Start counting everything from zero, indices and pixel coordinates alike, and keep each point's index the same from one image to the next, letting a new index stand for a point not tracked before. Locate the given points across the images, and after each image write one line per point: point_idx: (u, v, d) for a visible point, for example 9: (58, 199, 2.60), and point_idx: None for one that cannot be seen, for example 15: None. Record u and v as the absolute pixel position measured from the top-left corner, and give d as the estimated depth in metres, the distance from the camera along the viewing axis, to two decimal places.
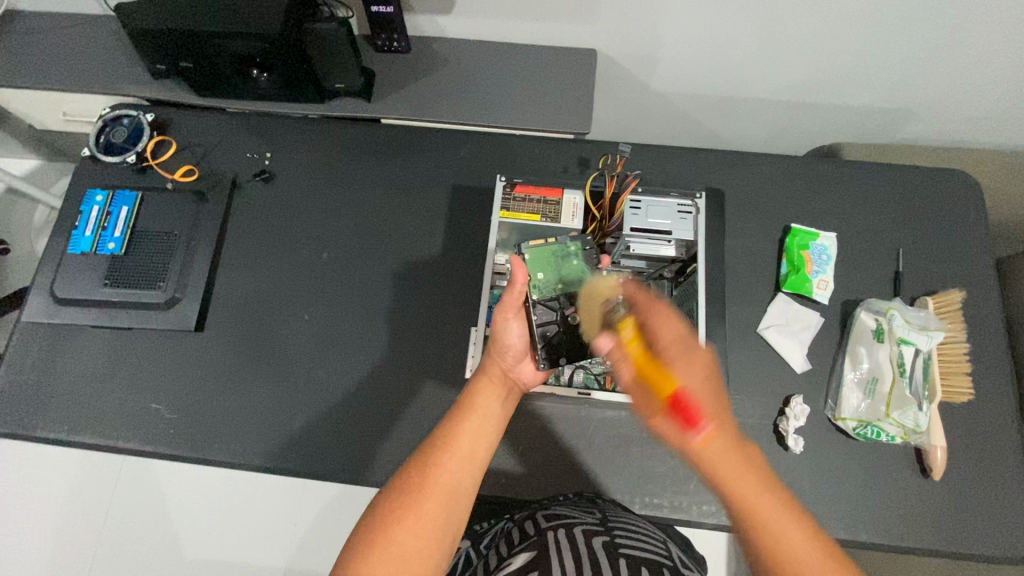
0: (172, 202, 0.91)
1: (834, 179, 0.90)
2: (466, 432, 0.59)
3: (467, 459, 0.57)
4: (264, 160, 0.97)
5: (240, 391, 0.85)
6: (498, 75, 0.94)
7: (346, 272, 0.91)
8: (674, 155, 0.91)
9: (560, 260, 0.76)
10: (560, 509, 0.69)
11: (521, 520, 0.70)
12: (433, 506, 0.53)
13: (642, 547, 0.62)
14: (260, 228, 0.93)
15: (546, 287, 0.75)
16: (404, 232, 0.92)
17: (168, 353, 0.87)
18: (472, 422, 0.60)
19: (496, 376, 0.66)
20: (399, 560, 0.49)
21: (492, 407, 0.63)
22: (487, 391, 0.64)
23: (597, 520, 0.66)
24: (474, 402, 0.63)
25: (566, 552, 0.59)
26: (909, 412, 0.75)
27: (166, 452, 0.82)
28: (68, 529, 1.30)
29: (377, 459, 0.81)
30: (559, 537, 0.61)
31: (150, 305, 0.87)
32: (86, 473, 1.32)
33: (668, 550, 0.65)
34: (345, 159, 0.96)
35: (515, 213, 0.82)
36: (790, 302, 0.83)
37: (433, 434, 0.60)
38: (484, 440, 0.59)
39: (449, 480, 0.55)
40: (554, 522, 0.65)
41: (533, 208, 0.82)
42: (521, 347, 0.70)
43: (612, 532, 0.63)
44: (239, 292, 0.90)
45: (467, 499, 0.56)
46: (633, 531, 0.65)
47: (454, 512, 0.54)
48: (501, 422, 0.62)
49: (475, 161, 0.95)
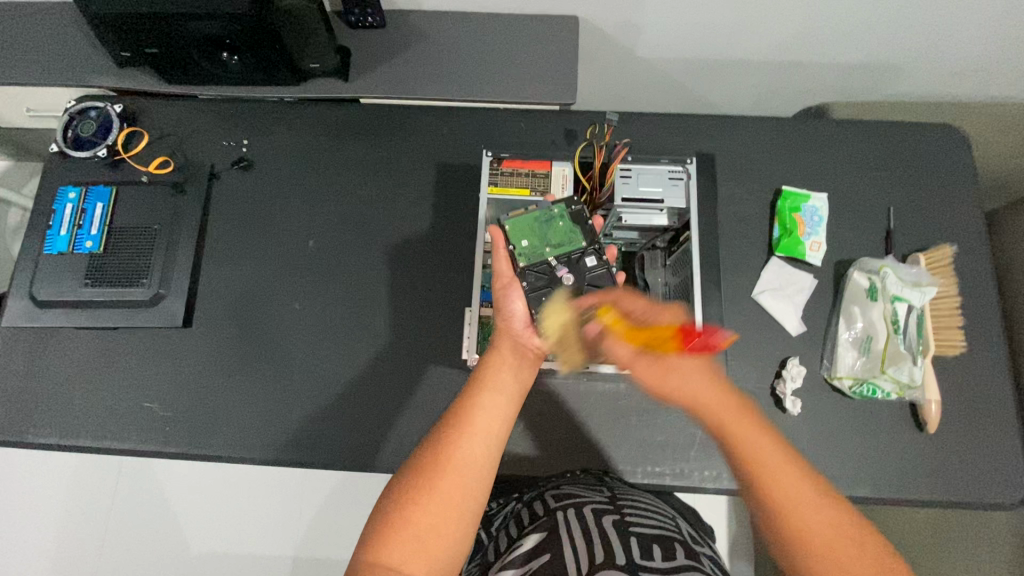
0: (148, 196, 0.88)
1: (823, 139, 0.89)
2: (481, 411, 0.58)
3: (484, 437, 0.57)
4: (241, 148, 0.93)
5: (235, 385, 0.84)
6: (479, 50, 0.92)
7: (334, 257, 0.89)
8: (663, 122, 0.89)
9: (544, 225, 0.73)
10: (569, 489, 0.71)
11: (529, 500, 0.73)
12: (447, 486, 0.54)
13: (652, 524, 0.63)
14: (241, 219, 0.91)
15: (534, 255, 0.72)
16: (390, 214, 0.90)
17: (157, 350, 0.85)
18: (483, 398, 0.59)
19: (506, 347, 0.65)
20: (415, 541, 0.51)
21: (504, 378, 0.61)
22: (496, 364, 0.63)
23: (606, 498, 0.68)
24: (484, 378, 0.61)
25: (574, 531, 0.61)
26: (904, 367, 0.76)
27: (164, 451, 0.81)
28: (72, 531, 1.29)
29: (379, 445, 0.81)
30: (565, 516, 0.64)
31: (134, 303, 0.84)
32: (83, 476, 1.32)
33: (678, 526, 0.67)
34: (325, 142, 0.94)
35: (504, 189, 0.79)
36: (783, 265, 0.83)
37: (446, 416, 0.59)
38: (499, 413, 0.58)
39: (460, 459, 0.55)
40: (563, 501, 0.67)
41: (522, 182, 0.79)
42: (524, 314, 0.68)
43: (622, 511, 0.65)
44: (225, 284, 0.88)
45: (484, 478, 0.56)
46: (643, 508, 0.67)
47: (469, 492, 0.54)
48: (518, 396, 0.61)
49: (460, 138, 0.93)
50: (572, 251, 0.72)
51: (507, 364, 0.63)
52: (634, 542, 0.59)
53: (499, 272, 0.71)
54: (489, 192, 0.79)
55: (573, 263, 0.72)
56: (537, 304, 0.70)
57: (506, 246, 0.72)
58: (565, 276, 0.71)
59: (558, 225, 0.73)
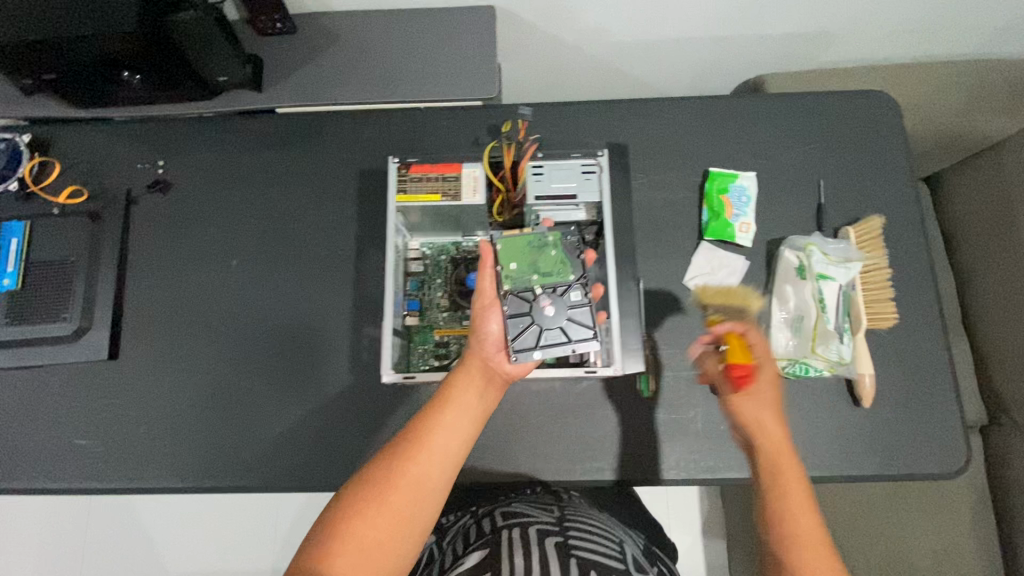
0: (61, 226, 0.85)
1: (750, 115, 0.87)
2: (442, 428, 0.60)
3: (443, 456, 0.59)
4: (158, 169, 0.90)
5: (167, 414, 0.82)
6: (391, 47, 0.89)
7: (261, 275, 0.87)
8: (585, 109, 0.87)
9: (537, 251, 0.71)
10: (519, 512, 0.73)
11: (481, 523, 0.75)
12: (396, 500, 0.56)
13: (596, 546, 0.65)
14: (163, 243, 0.88)
15: (520, 278, 0.70)
16: (315, 226, 0.88)
17: (84, 385, 0.83)
18: (441, 420, 0.61)
19: (474, 367, 0.65)
20: (357, 550, 0.53)
21: (467, 401, 0.62)
22: (462, 382, 0.64)
23: (552, 521, 0.70)
24: (449, 395, 0.62)
25: (516, 548, 0.63)
26: (833, 345, 0.74)
27: (98, 486, 0.80)
28: (60, 562, 1.37)
29: (317, 462, 0.80)
30: (511, 537, 0.66)
31: (56, 339, 0.82)
32: (64, 509, 1.40)
33: (622, 551, 0.68)
34: (244, 156, 0.91)
35: (414, 196, 0.76)
36: (714, 249, 0.82)
37: (409, 429, 0.60)
38: (457, 434, 0.60)
39: (414, 476, 0.57)
40: (511, 523, 0.70)
41: (433, 188, 0.76)
42: (500, 336, 0.69)
43: (566, 534, 0.67)
44: (151, 313, 0.86)
45: (433, 498, 0.57)
46: (588, 531, 0.69)
47: (419, 508, 0.56)
48: (478, 419, 0.62)
49: (382, 141, 0.91)
50: (558, 282, 0.70)
51: (475, 388, 0.64)
52: (573, 563, 0.61)
53: (483, 291, 0.70)
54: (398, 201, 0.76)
55: (557, 294, 0.70)
56: (514, 330, 0.68)
57: (493, 264, 0.70)
58: (546, 307, 0.69)
59: (549, 255, 0.71)
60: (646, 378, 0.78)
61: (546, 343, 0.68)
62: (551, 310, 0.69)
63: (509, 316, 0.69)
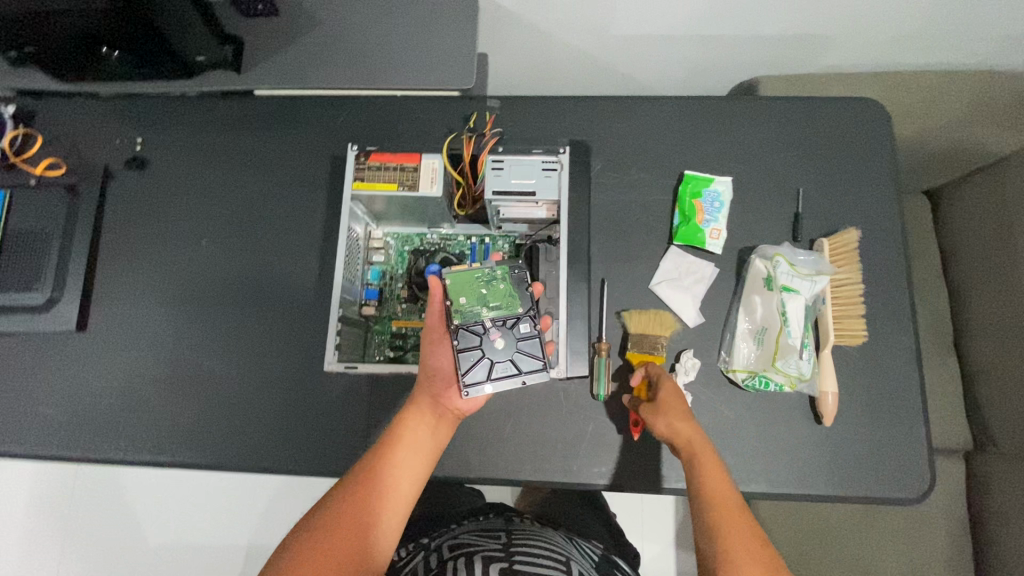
0: (35, 196, 0.86)
1: (731, 118, 0.84)
2: (393, 467, 0.64)
3: (394, 495, 0.63)
4: (136, 145, 0.91)
5: (130, 389, 0.83)
6: (371, 34, 0.88)
7: (230, 256, 0.87)
8: (562, 105, 0.85)
9: (484, 286, 0.72)
10: (467, 541, 0.77)
11: (431, 551, 0.78)
12: (349, 543, 0.58)
13: (540, 565, 0.70)
14: (137, 221, 0.89)
15: (469, 312, 0.71)
16: (286, 210, 0.88)
17: (54, 356, 0.85)
18: (398, 457, 0.65)
19: (425, 406, 0.69)
20: None
21: (421, 440, 0.67)
22: (413, 423, 0.68)
23: (498, 548, 0.74)
24: (400, 435, 0.66)
25: None
26: (792, 360, 0.73)
27: (59, 454, 0.82)
28: (45, 524, 1.42)
29: (270, 446, 0.80)
30: (457, 567, 0.69)
31: (23, 307, 0.83)
32: (51, 473, 1.45)
33: (568, 567, 0.73)
34: (221, 137, 0.91)
35: (371, 185, 0.75)
36: (682, 254, 0.80)
37: (360, 471, 0.64)
38: (408, 474, 0.65)
39: (366, 517, 0.60)
40: (458, 552, 0.73)
41: (391, 177, 0.75)
42: (450, 370, 0.71)
43: (512, 558, 0.71)
44: (123, 288, 0.87)
45: (385, 539, 0.60)
46: (532, 554, 0.73)
47: (371, 550, 0.59)
48: (427, 457, 0.67)
49: (357, 129, 0.90)
50: (507, 316, 0.72)
51: (425, 427, 0.68)
52: None
53: (430, 325, 0.72)
54: (354, 188, 0.76)
55: (507, 327, 0.71)
56: (465, 364, 0.69)
57: (444, 299, 0.72)
58: (496, 339, 0.70)
59: (498, 288, 0.72)
60: (601, 380, 0.75)
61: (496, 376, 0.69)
62: (500, 343, 0.70)
63: (459, 349, 0.70)
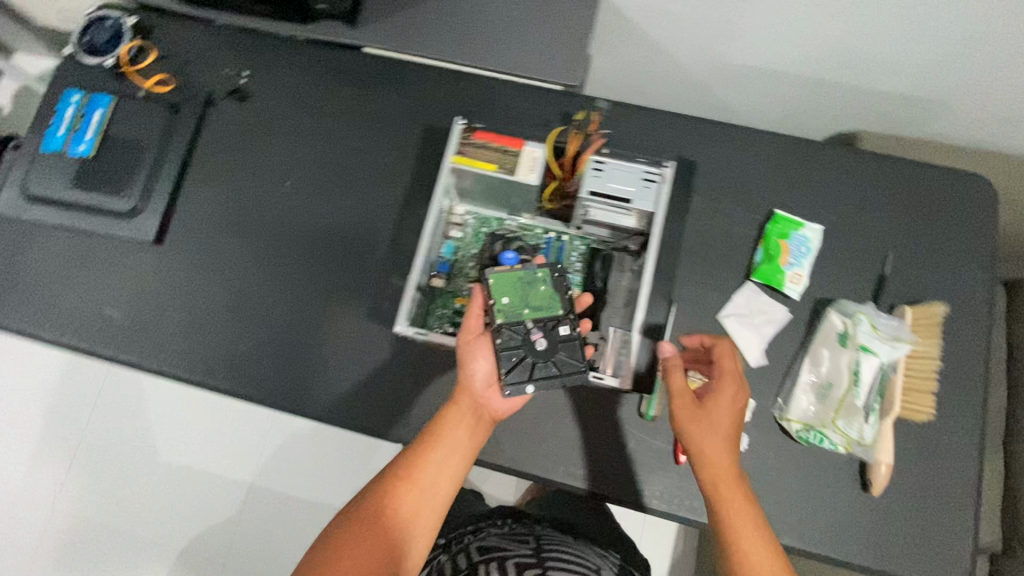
0: (143, 111, 0.90)
1: (832, 166, 0.82)
2: (427, 467, 0.65)
3: (427, 493, 0.65)
4: (241, 78, 0.93)
5: (191, 310, 0.86)
6: (488, 15, 0.89)
7: (309, 202, 0.88)
8: (665, 121, 0.85)
9: (526, 287, 0.72)
10: (493, 541, 0.81)
11: (457, 552, 0.81)
12: (382, 541, 0.61)
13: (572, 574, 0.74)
14: (228, 150, 0.91)
15: (512, 313, 0.70)
16: (371, 168, 0.89)
17: (125, 262, 0.88)
18: (433, 455, 0.66)
19: (465, 403, 0.68)
20: None
21: (455, 440, 0.67)
22: (453, 421, 0.67)
23: (528, 552, 0.77)
24: (439, 433, 0.67)
25: None
26: (855, 423, 0.71)
27: (114, 357, 0.84)
28: (70, 420, 1.49)
29: (313, 392, 0.81)
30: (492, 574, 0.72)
31: (113, 213, 0.87)
32: (84, 373, 1.51)
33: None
34: (321, 85, 0.92)
35: (470, 161, 0.75)
36: (757, 292, 0.78)
37: (396, 465, 0.66)
38: (444, 472, 0.66)
39: (400, 514, 0.63)
40: (489, 555, 0.77)
41: (491, 158, 0.75)
42: (490, 370, 0.70)
43: (545, 566, 0.75)
44: (201, 212, 0.89)
45: (416, 536, 0.64)
46: (563, 561, 0.77)
47: (402, 547, 0.62)
48: (465, 456, 0.67)
49: (455, 103, 0.90)
50: (547, 316, 0.71)
51: (464, 426, 0.68)
52: None
53: (467, 327, 0.71)
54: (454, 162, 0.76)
55: (549, 329, 0.70)
56: (506, 364, 0.69)
57: (484, 301, 0.72)
58: (538, 340, 0.69)
59: (540, 290, 0.72)
60: (652, 402, 0.75)
61: (538, 377, 0.69)
62: (538, 343, 0.69)
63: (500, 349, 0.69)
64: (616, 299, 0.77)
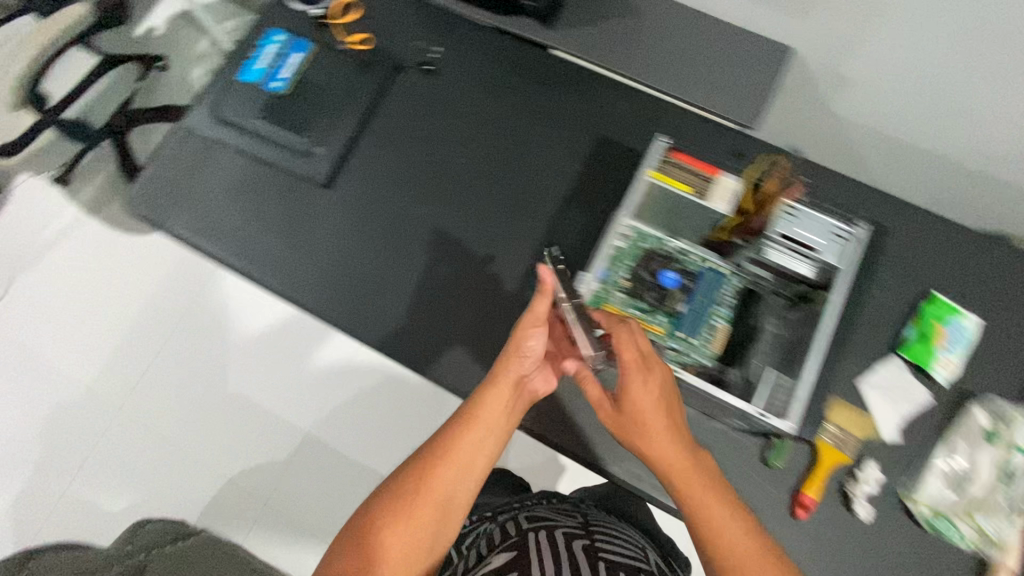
0: (340, 65, 0.96)
1: (998, 263, 0.82)
2: (463, 445, 0.68)
3: (465, 472, 0.68)
4: (432, 53, 0.97)
5: (345, 257, 0.91)
6: (680, 44, 0.92)
7: (473, 182, 0.92)
8: (836, 183, 0.86)
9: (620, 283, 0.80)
10: (541, 513, 0.83)
11: (502, 522, 0.84)
12: (422, 516, 0.65)
13: (620, 550, 0.76)
14: (406, 116, 0.95)
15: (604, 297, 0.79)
16: (538, 163, 0.92)
17: (291, 198, 0.92)
18: (471, 435, 0.69)
19: (507, 383, 0.72)
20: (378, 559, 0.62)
21: (495, 418, 0.70)
22: (492, 403, 0.71)
23: (577, 527, 0.80)
24: (478, 414, 0.70)
25: (545, 550, 0.72)
26: (992, 521, 0.70)
27: (269, 284, 0.90)
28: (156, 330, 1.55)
29: (446, 361, 0.85)
30: (539, 541, 0.75)
31: (293, 151, 0.93)
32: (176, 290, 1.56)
33: (646, 556, 0.78)
34: (505, 75, 0.96)
35: (667, 178, 0.80)
36: (901, 369, 0.78)
37: (434, 440, 0.69)
38: (481, 451, 0.69)
39: (439, 493, 0.66)
40: (536, 525, 0.79)
41: (687, 179, 0.80)
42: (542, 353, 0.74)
43: (592, 539, 0.77)
44: (371, 168, 0.93)
45: (452, 513, 0.67)
46: (612, 538, 0.79)
47: (439, 521, 0.66)
48: (500, 434, 0.71)
49: (630, 119, 0.93)
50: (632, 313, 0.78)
51: (502, 408, 0.71)
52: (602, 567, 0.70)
53: (535, 313, 0.73)
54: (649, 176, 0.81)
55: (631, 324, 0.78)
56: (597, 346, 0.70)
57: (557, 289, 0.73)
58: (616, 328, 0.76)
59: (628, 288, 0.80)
60: (780, 451, 0.75)
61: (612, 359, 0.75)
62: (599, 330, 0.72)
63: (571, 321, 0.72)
64: (764, 343, 0.77)
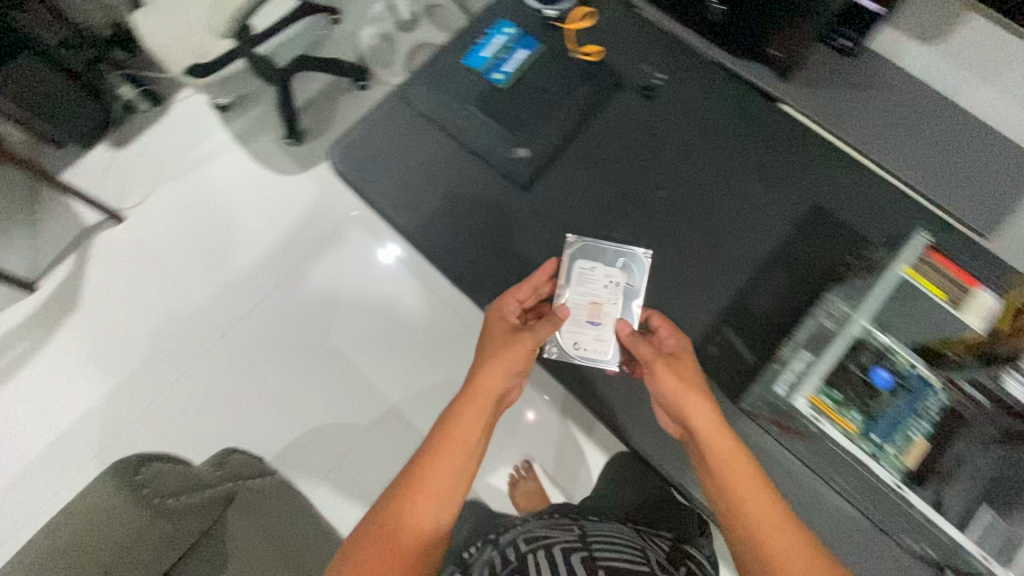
0: (563, 75, 0.96)
1: None
2: (445, 461, 0.70)
3: (447, 488, 0.70)
4: (655, 78, 0.94)
5: (526, 262, 0.90)
6: (926, 131, 0.86)
7: (670, 219, 0.89)
8: None
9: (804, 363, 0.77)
10: (543, 534, 0.84)
11: (504, 547, 0.85)
12: (408, 532, 0.66)
13: (617, 555, 0.77)
14: (616, 135, 0.93)
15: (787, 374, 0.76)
16: (742, 217, 0.88)
17: (487, 191, 0.92)
18: (445, 446, 0.71)
19: (484, 392, 0.75)
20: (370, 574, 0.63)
21: (475, 431, 0.73)
22: (469, 412, 0.74)
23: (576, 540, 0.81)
24: (456, 422, 0.73)
25: (546, 565, 0.74)
26: None
27: (448, 270, 0.91)
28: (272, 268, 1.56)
29: (608, 392, 0.84)
30: (540, 559, 0.76)
31: (499, 146, 0.93)
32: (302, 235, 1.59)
33: (643, 555, 0.80)
34: (727, 117, 0.92)
35: (921, 278, 0.76)
36: None
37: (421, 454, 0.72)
38: (459, 463, 0.71)
39: (424, 505, 0.68)
40: (537, 546, 0.80)
41: (942, 284, 0.75)
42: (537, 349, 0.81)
43: (590, 548, 0.78)
44: (569, 181, 0.92)
45: (437, 523, 0.69)
46: (609, 546, 0.80)
47: (428, 532, 0.67)
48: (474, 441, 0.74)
49: (853, 193, 0.87)
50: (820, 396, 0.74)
51: (473, 414, 0.74)
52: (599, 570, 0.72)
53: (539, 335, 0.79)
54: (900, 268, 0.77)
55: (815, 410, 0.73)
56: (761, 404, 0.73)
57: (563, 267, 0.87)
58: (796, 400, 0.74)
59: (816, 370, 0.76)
60: None
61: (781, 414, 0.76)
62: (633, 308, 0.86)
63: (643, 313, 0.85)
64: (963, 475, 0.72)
